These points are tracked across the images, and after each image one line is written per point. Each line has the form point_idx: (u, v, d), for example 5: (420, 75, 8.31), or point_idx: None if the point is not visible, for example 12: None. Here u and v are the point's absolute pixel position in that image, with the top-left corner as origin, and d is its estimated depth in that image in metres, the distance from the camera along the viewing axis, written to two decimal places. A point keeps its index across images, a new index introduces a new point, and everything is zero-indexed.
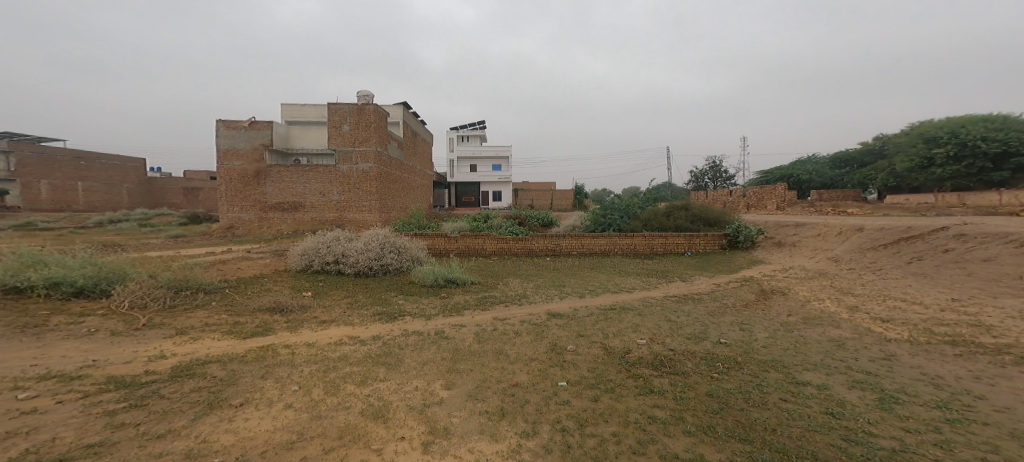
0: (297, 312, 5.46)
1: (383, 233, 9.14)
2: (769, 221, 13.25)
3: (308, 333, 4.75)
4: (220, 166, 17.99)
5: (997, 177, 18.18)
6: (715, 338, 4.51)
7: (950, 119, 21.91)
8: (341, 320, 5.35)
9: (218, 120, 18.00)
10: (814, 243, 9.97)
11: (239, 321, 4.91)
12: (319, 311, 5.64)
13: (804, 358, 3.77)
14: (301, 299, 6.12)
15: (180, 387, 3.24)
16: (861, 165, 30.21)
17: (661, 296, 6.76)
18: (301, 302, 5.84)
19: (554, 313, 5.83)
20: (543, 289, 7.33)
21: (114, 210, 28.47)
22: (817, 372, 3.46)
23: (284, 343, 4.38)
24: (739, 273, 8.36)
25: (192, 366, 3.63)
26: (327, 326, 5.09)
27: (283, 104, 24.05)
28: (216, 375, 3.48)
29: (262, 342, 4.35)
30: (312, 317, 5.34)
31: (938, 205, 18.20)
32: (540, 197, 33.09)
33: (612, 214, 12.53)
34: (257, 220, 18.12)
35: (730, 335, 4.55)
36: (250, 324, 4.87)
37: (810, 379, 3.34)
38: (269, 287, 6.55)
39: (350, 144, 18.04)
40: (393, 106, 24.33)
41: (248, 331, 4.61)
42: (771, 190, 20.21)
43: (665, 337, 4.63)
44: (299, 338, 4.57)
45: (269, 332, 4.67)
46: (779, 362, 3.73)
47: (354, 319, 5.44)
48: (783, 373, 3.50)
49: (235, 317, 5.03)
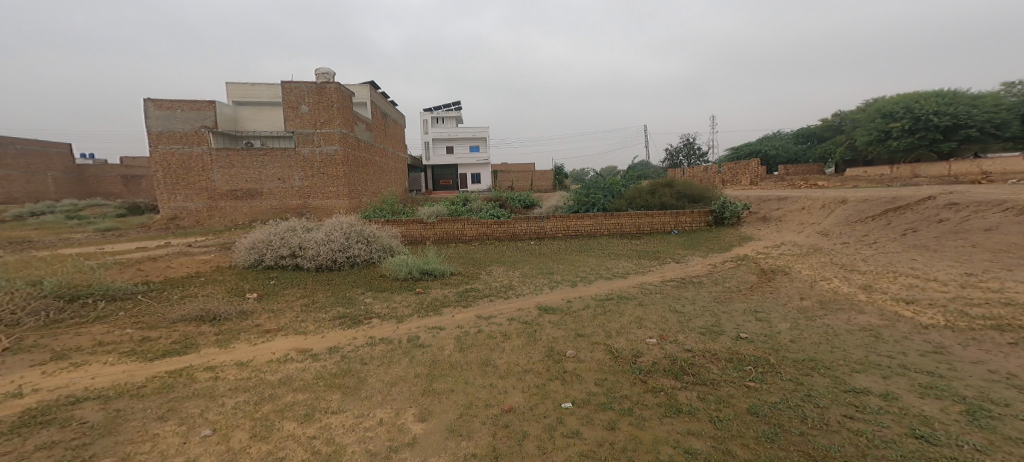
0: (232, 320, 4.49)
1: (346, 221, 8.12)
2: (749, 196, 12.92)
3: (245, 349, 3.82)
4: (155, 150, 16.10)
5: (945, 148, 18.73)
6: (733, 330, 3.92)
7: (907, 94, 22.35)
8: (289, 329, 4.43)
9: (148, 99, 15.96)
10: (798, 217, 9.64)
11: (147, 336, 3.95)
12: (262, 317, 4.69)
13: (846, 356, 3.20)
14: (242, 303, 5.12)
15: (19, 445, 2.38)
16: (821, 139, 30.81)
17: (658, 281, 6.17)
18: (240, 308, 4.86)
19: (545, 307, 5.14)
20: (531, 278, 6.60)
21: (39, 201, 25.72)
22: (870, 375, 2.89)
23: (206, 364, 3.46)
24: (732, 251, 7.91)
25: (52, 410, 2.68)
26: (271, 336, 4.17)
27: (231, 84, 21.93)
28: (87, 421, 2.58)
29: (174, 364, 3.42)
30: (253, 327, 4.38)
31: (892, 177, 18.59)
32: (514, 179, 32.23)
33: (595, 193, 11.89)
34: (206, 209, 16.46)
35: (749, 327, 3.97)
36: (162, 339, 3.90)
37: (868, 385, 2.75)
38: (202, 290, 5.50)
39: (311, 126, 16.55)
40: (359, 86, 22.62)
41: (159, 350, 3.67)
42: (743, 166, 20.18)
43: (676, 333, 4.01)
44: (226, 357, 3.64)
45: (189, 350, 3.72)
46: (819, 362, 3.15)
47: (305, 326, 4.53)
48: (830, 377, 2.92)
49: (143, 332, 4.05)
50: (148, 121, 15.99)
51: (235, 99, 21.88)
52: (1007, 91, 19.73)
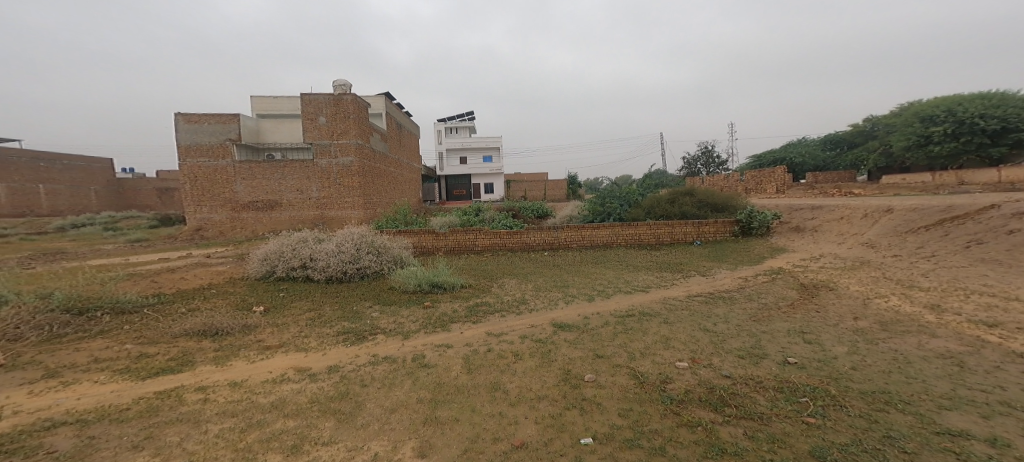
0: (233, 335, 4.30)
1: (358, 231, 7.97)
2: (780, 205, 12.25)
3: (242, 367, 3.61)
4: (182, 163, 16.53)
5: (995, 153, 17.57)
6: (777, 354, 3.48)
7: (948, 96, 21.13)
8: (292, 345, 4.20)
9: (177, 113, 16.44)
10: (837, 227, 9.00)
11: (145, 352, 3.79)
12: (267, 333, 4.49)
13: (927, 389, 2.74)
14: (248, 316, 4.95)
15: None
16: (852, 145, 29.51)
17: (684, 297, 5.74)
18: (246, 322, 4.68)
19: (561, 325, 4.79)
20: (544, 292, 6.26)
21: (81, 213, 26.86)
22: (965, 414, 2.47)
23: (198, 384, 3.25)
24: (764, 263, 7.39)
25: (24, 436, 2.54)
26: (271, 353, 3.95)
27: (255, 97, 22.50)
28: (56, 450, 2.40)
29: (165, 384, 3.22)
30: (255, 342, 4.17)
31: (935, 184, 17.51)
32: (532, 189, 31.98)
33: (611, 202, 11.45)
34: (229, 220, 16.74)
35: (796, 350, 3.51)
36: (159, 356, 3.72)
37: (967, 427, 2.35)
38: (209, 302, 5.38)
39: (327, 138, 16.70)
40: (376, 97, 22.91)
41: (154, 368, 3.48)
42: (769, 174, 19.39)
43: (709, 356, 3.58)
44: (221, 375, 3.43)
45: (184, 368, 3.53)
46: (892, 395, 2.70)
47: (308, 342, 4.31)
48: (913, 414, 2.50)
49: (142, 347, 3.89)
50: (177, 134, 16.43)
51: (259, 113, 22.44)
52: None
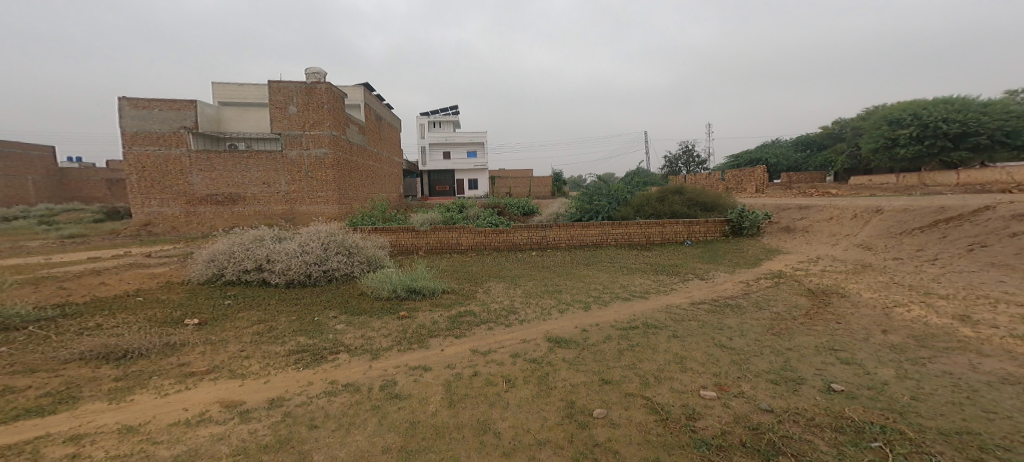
0: (148, 358, 3.59)
1: (325, 229, 7.10)
2: (766, 204, 12.03)
3: (142, 402, 2.93)
4: (128, 152, 15.02)
5: (956, 157, 18.09)
6: (817, 379, 2.96)
7: (912, 101, 21.71)
8: (224, 370, 3.51)
9: (122, 97, 14.91)
10: (828, 227, 8.77)
11: (11, 386, 3.08)
12: (192, 354, 3.75)
13: (1018, 428, 2.27)
14: (173, 333, 4.13)
15: None
16: (820, 147, 30.12)
17: (688, 304, 5.27)
18: (165, 340, 3.92)
19: (557, 341, 4.23)
20: (535, 298, 5.65)
21: (17, 206, 24.41)
22: None
23: (74, 432, 2.59)
24: (761, 266, 7.03)
25: None
26: (191, 382, 3.27)
27: (216, 84, 20.95)
28: None
29: (21, 435, 2.55)
30: (171, 367, 3.48)
31: (902, 185, 17.91)
32: (510, 185, 31.24)
33: (599, 199, 10.84)
34: (184, 215, 15.35)
35: (836, 374, 3.00)
36: (30, 391, 3.02)
37: None
38: (128, 317, 4.49)
39: (299, 127, 15.55)
40: (354, 87, 21.70)
41: (14, 410, 2.78)
42: (749, 173, 19.45)
43: (738, 381, 3.04)
44: (111, 417, 2.74)
45: (60, 407, 2.84)
46: (984, 437, 2.22)
47: (242, 366, 3.58)
48: None
49: (11, 379, 3.17)
50: (122, 120, 14.88)
51: (220, 99, 20.84)
52: (1014, 99, 19.11)
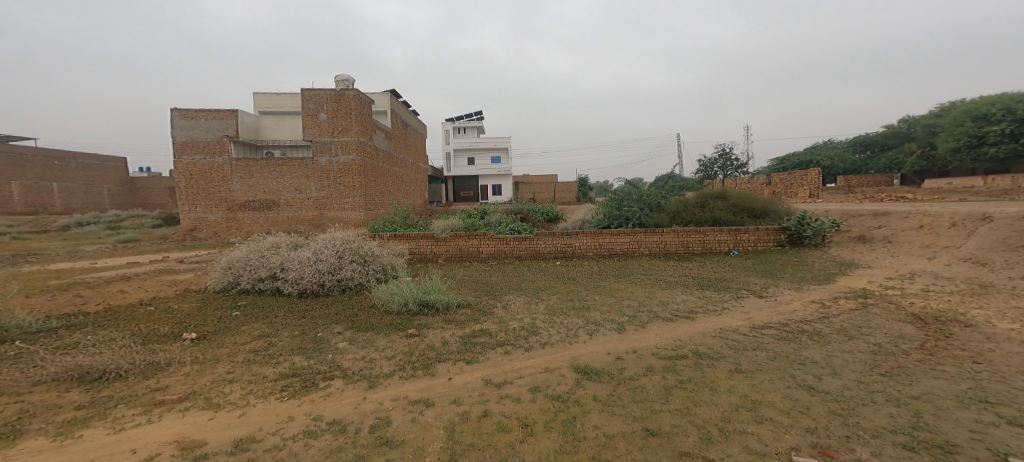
0: (120, 381, 3.17)
1: (341, 236, 6.74)
2: (830, 210, 10.66)
3: (90, 441, 2.47)
4: (177, 161, 15.60)
5: None
6: (977, 447, 2.23)
7: (1002, 95, 19.11)
8: (199, 397, 3.03)
9: (172, 109, 15.56)
10: (916, 239, 7.48)
11: None
12: (173, 376, 3.31)
13: None
14: (161, 350, 3.75)
15: None
16: (883, 148, 27.38)
17: (747, 328, 4.38)
18: (151, 358, 3.52)
19: (586, 371, 3.52)
20: (560, 316, 4.93)
21: (97, 211, 26.34)
22: None
23: None
24: (832, 282, 5.96)
25: None
26: (157, 412, 2.80)
27: (257, 94, 21.66)
28: None
29: None
30: (143, 392, 3.04)
31: (988, 188, 15.64)
32: (543, 191, 30.50)
33: (629, 206, 9.85)
34: (225, 221, 15.77)
35: (1007, 441, 2.26)
36: None
37: None
38: (124, 331, 4.18)
39: (328, 134, 15.64)
40: (381, 95, 21.84)
41: None
42: (800, 177, 17.75)
43: (858, 442, 2.33)
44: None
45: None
46: None
47: (217, 393, 3.10)
48: None
49: None
50: (172, 130, 15.50)
51: (262, 109, 21.58)
52: None
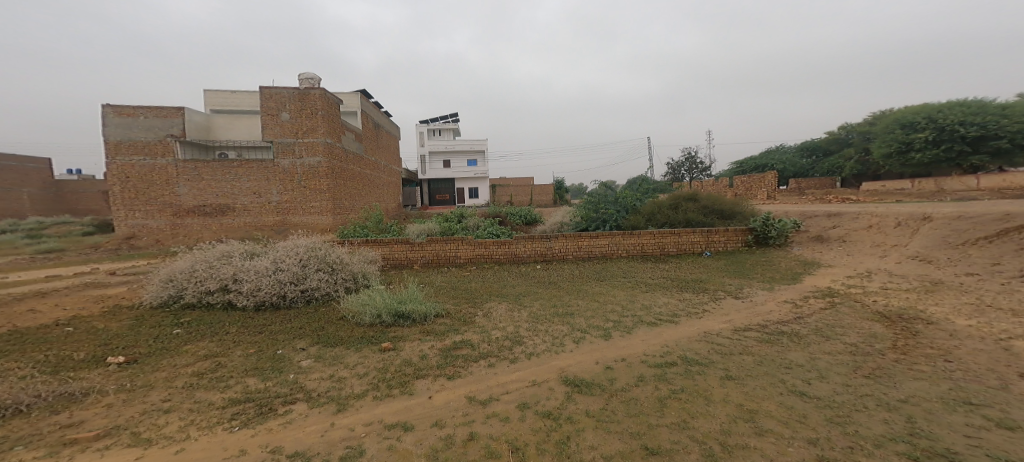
0: (21, 418, 2.79)
1: (304, 242, 6.26)
2: (789, 211, 11.09)
3: None
4: (112, 162, 14.26)
5: (973, 162, 17.00)
6: (975, 454, 2.24)
7: (925, 105, 20.75)
8: (123, 429, 2.70)
9: (106, 106, 14.23)
10: (870, 237, 7.84)
11: None
12: (88, 411, 2.90)
13: None
14: (73, 380, 3.30)
15: None
16: (826, 153, 29.14)
17: (731, 330, 4.35)
18: (60, 389, 3.11)
19: (576, 384, 3.34)
20: (543, 323, 4.73)
21: (16, 218, 23.70)
22: None
23: None
24: (802, 282, 6.11)
25: None
26: (63, 452, 2.47)
27: (208, 91, 20.28)
28: None
29: None
30: (49, 428, 2.68)
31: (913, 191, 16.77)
32: (511, 193, 30.35)
33: (605, 208, 9.89)
34: (170, 228, 14.57)
35: (1001, 445, 2.29)
36: None
37: None
38: (29, 359, 3.71)
39: (292, 135, 14.80)
40: (349, 94, 21.01)
41: None
42: (758, 180, 18.56)
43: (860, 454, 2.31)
44: None
45: None
46: None
47: (148, 428, 2.73)
48: None
49: None
50: (105, 129, 14.15)
51: (213, 107, 20.20)
52: None
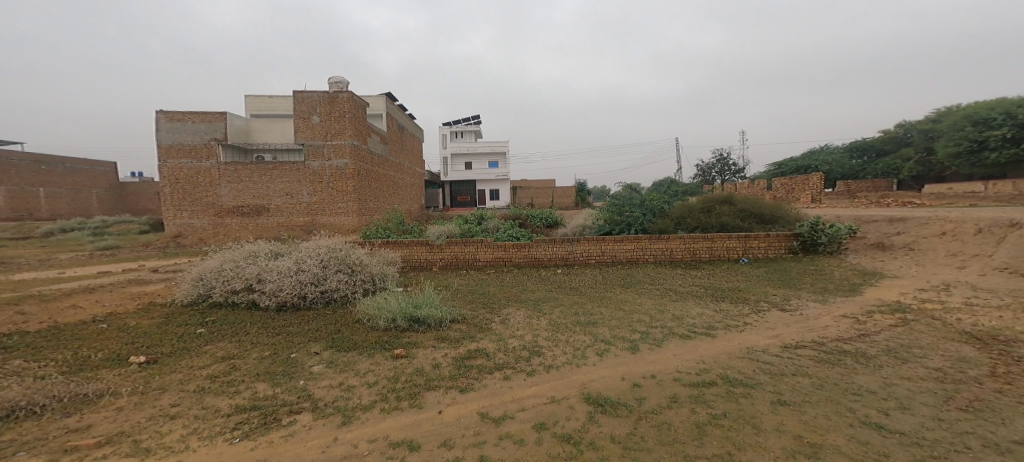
0: (30, 421, 2.72)
1: (326, 243, 6.20)
2: (842, 216, 10.20)
3: None
4: (162, 165, 14.98)
5: None
6: None
7: (1000, 100, 18.85)
8: (124, 438, 2.58)
9: (156, 111, 14.97)
10: (942, 246, 7.02)
11: None
12: (96, 414, 2.83)
13: None
14: (91, 380, 3.27)
15: None
16: (880, 154, 27.14)
17: (779, 347, 3.86)
18: (77, 389, 3.07)
19: (604, 402, 3.01)
20: (566, 333, 4.40)
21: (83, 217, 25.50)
22: None
23: None
24: (860, 294, 5.48)
25: None
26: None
27: (247, 97, 21.15)
28: None
29: None
30: (53, 435, 2.59)
31: (987, 194, 15.27)
32: (540, 196, 30.03)
33: (630, 211, 9.33)
34: (212, 227, 15.15)
35: None
36: None
37: None
38: (54, 357, 3.69)
39: (321, 138, 15.11)
40: (377, 98, 21.28)
41: None
42: (801, 182, 17.41)
43: None
44: None
45: None
46: None
47: (149, 436, 2.60)
48: None
49: None
50: (157, 134, 14.88)
51: (251, 113, 21.04)
52: None
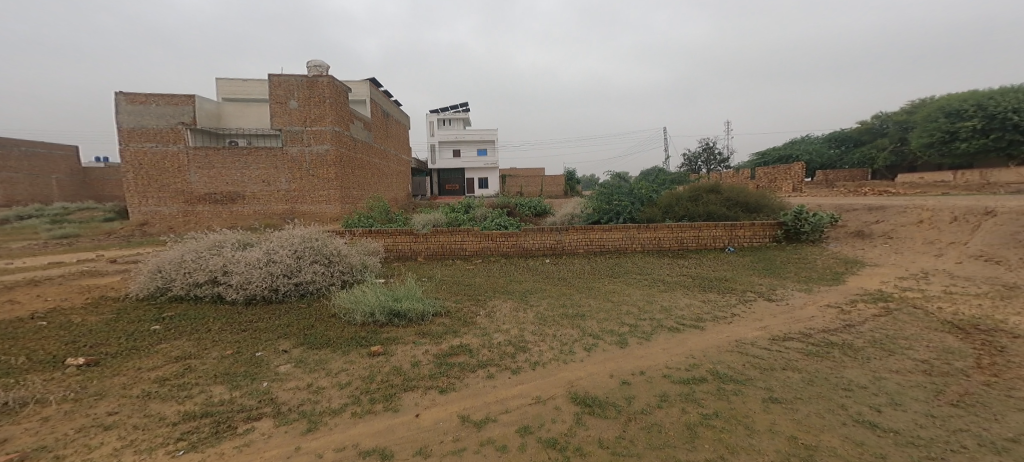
0: None
1: (300, 232, 5.86)
2: (824, 204, 10.26)
3: None
4: (124, 149, 14.16)
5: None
6: None
7: (973, 92, 19.25)
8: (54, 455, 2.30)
9: (117, 93, 14.07)
10: (921, 234, 7.08)
11: None
12: (16, 426, 2.56)
13: None
14: (23, 387, 2.95)
15: None
16: (857, 144, 27.65)
17: (769, 340, 3.76)
18: (3, 398, 2.75)
19: (591, 402, 2.85)
20: (553, 326, 4.23)
21: (44, 204, 24.16)
22: None
23: None
24: (845, 283, 5.46)
25: None
26: None
27: (218, 79, 20.13)
28: None
29: None
30: None
31: (958, 183, 15.61)
32: (525, 184, 29.75)
33: (619, 199, 9.20)
34: (181, 215, 14.47)
35: None
36: None
37: None
38: None
39: (300, 123, 14.50)
40: (359, 82, 20.53)
41: None
42: (785, 171, 17.59)
43: None
44: None
45: None
46: None
47: (74, 450, 2.36)
48: None
49: None
50: (118, 116, 14.02)
51: (223, 96, 20.07)
52: None
